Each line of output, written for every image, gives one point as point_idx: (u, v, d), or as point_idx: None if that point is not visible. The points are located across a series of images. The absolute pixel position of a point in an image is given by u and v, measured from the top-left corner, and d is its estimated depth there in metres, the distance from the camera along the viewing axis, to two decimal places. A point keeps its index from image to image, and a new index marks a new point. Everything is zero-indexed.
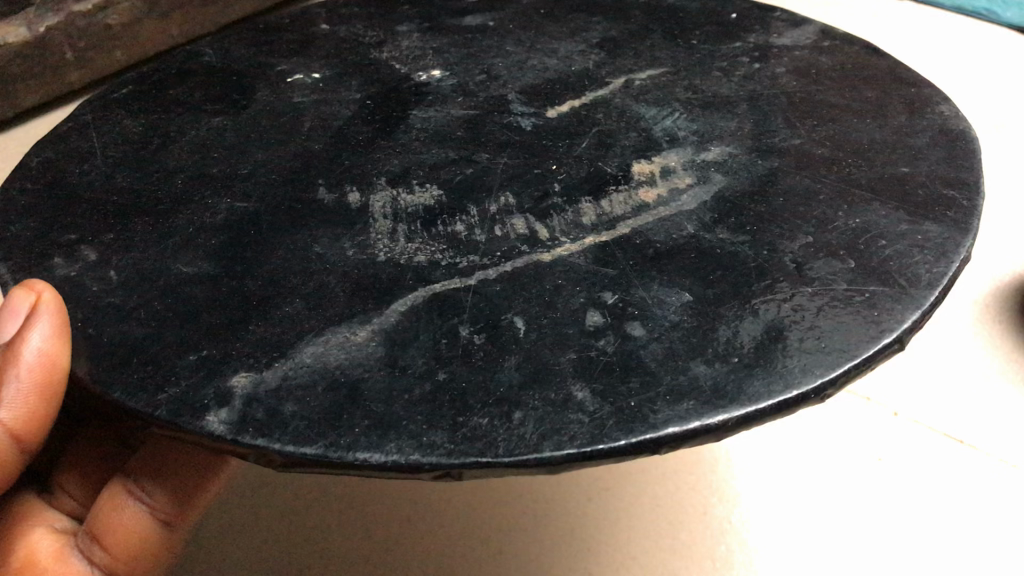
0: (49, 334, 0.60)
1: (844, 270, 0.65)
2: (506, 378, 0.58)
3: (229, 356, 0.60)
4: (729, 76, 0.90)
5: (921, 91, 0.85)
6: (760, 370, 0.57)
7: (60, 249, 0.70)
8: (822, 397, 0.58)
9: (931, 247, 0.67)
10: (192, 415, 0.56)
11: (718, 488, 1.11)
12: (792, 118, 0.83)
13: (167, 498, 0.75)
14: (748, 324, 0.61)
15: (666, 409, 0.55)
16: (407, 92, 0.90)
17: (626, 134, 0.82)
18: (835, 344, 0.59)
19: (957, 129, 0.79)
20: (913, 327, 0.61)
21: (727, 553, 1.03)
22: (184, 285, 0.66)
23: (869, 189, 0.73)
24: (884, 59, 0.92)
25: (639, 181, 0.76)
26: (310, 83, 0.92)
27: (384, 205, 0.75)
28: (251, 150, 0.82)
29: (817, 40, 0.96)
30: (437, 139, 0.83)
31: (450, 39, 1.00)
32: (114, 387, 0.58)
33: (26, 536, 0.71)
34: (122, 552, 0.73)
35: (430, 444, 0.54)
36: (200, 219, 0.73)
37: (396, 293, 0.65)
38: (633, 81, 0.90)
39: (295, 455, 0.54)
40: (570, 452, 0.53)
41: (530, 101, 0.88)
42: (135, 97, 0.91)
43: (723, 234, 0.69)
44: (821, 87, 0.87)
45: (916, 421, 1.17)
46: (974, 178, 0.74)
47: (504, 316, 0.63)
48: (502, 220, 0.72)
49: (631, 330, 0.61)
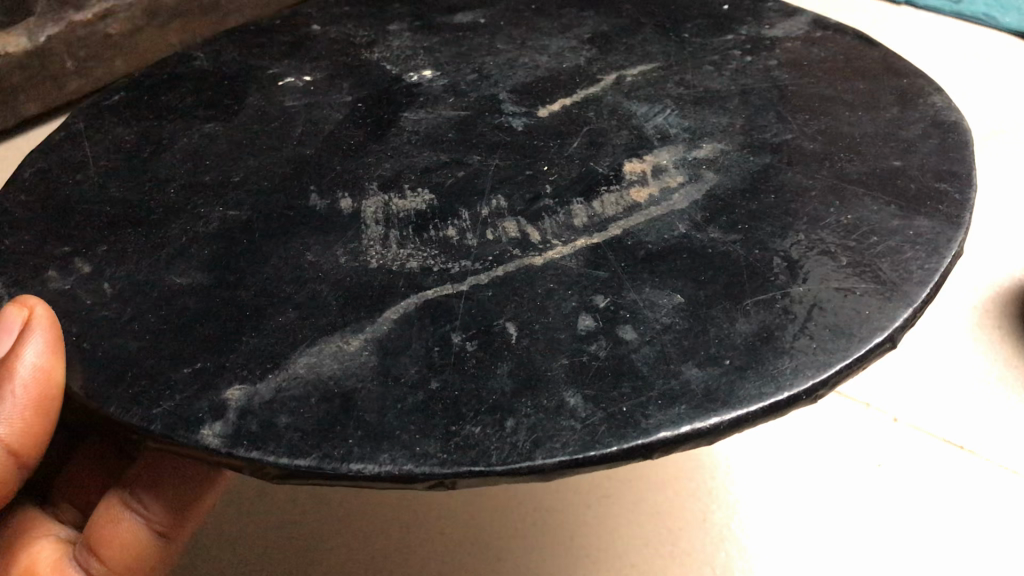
0: (43, 349, 0.60)
1: (835, 268, 0.65)
2: (498, 385, 0.58)
3: (222, 368, 0.60)
4: (721, 70, 0.90)
5: (914, 82, 0.85)
6: (752, 372, 0.58)
7: (54, 261, 0.70)
8: (814, 397, 0.58)
9: (923, 242, 0.67)
10: (187, 429, 0.56)
11: (717, 494, 1.11)
12: (784, 112, 0.82)
13: (164, 511, 0.75)
14: (739, 325, 0.61)
15: (658, 414, 0.56)
16: (398, 93, 0.90)
17: (617, 133, 0.82)
18: (825, 344, 0.59)
19: (950, 121, 0.79)
20: (904, 325, 0.61)
21: (727, 560, 1.04)
22: (178, 296, 0.66)
23: (861, 184, 0.72)
24: (877, 49, 0.91)
25: (631, 180, 0.76)
26: (301, 86, 0.92)
27: (376, 210, 0.75)
28: (243, 156, 0.82)
29: (810, 30, 0.95)
30: (429, 141, 0.83)
31: (441, 38, 0.99)
32: (110, 402, 0.58)
33: (29, 548, 0.71)
34: (120, 564, 0.73)
35: (423, 454, 0.54)
36: (193, 229, 0.73)
37: (389, 300, 0.65)
38: (625, 77, 0.90)
39: (290, 467, 0.54)
40: (561, 459, 0.54)
41: (521, 100, 0.87)
42: (128, 104, 0.90)
43: (715, 233, 0.69)
44: (813, 79, 0.87)
45: (915, 427, 1.17)
46: (966, 170, 0.73)
47: (496, 321, 0.63)
48: (494, 223, 0.72)
49: (622, 333, 0.61)
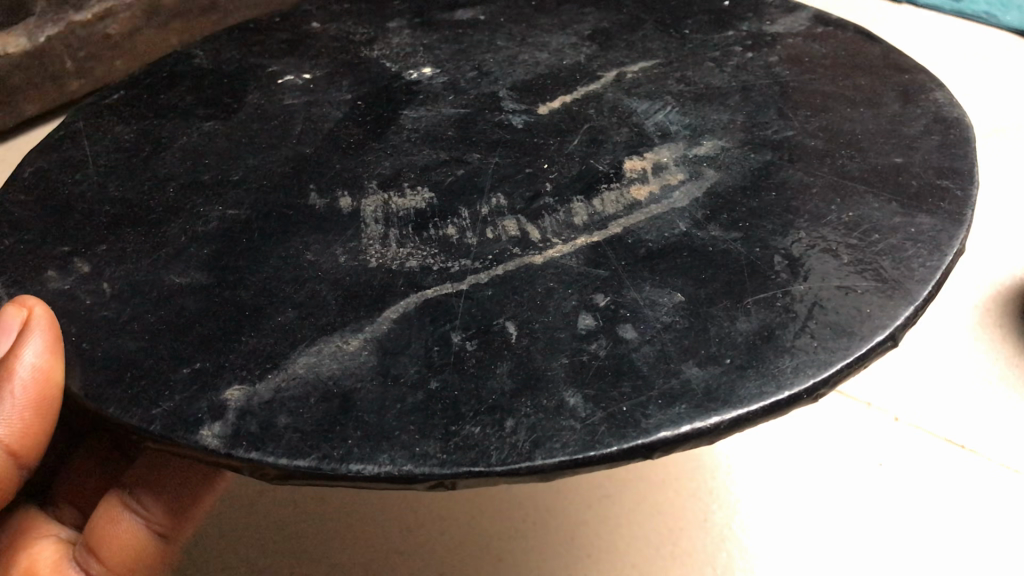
0: (42, 350, 0.60)
1: (837, 266, 0.64)
2: (498, 384, 0.58)
3: (221, 369, 0.60)
4: (722, 66, 0.89)
5: (915, 78, 0.85)
6: (753, 371, 0.57)
7: (54, 261, 0.70)
8: (815, 397, 0.58)
9: (925, 239, 0.66)
10: (186, 430, 0.56)
11: (717, 494, 1.11)
12: (785, 109, 0.82)
13: (163, 510, 0.75)
14: (740, 324, 0.61)
15: (658, 413, 0.55)
16: (398, 91, 0.90)
17: (618, 130, 0.81)
18: (827, 343, 0.59)
19: (952, 117, 0.79)
20: (906, 324, 0.61)
21: (727, 560, 1.03)
22: (177, 296, 0.66)
23: (862, 182, 0.72)
24: (878, 45, 0.91)
25: (631, 178, 0.75)
26: (300, 84, 0.92)
27: (376, 209, 0.74)
28: (243, 155, 0.82)
29: (811, 26, 0.95)
30: (428, 140, 0.82)
31: (440, 35, 0.99)
32: (109, 402, 0.58)
33: (29, 549, 0.71)
34: (119, 564, 0.73)
35: (423, 454, 0.54)
36: (192, 228, 0.73)
37: (389, 300, 0.65)
38: (625, 74, 0.89)
39: (290, 468, 0.54)
40: (561, 459, 0.53)
41: (521, 98, 0.87)
42: (128, 103, 0.90)
43: (715, 231, 0.69)
44: (814, 75, 0.86)
45: (916, 426, 1.17)
46: (968, 166, 0.73)
47: (496, 321, 0.63)
48: (494, 222, 0.72)
49: (623, 332, 0.61)
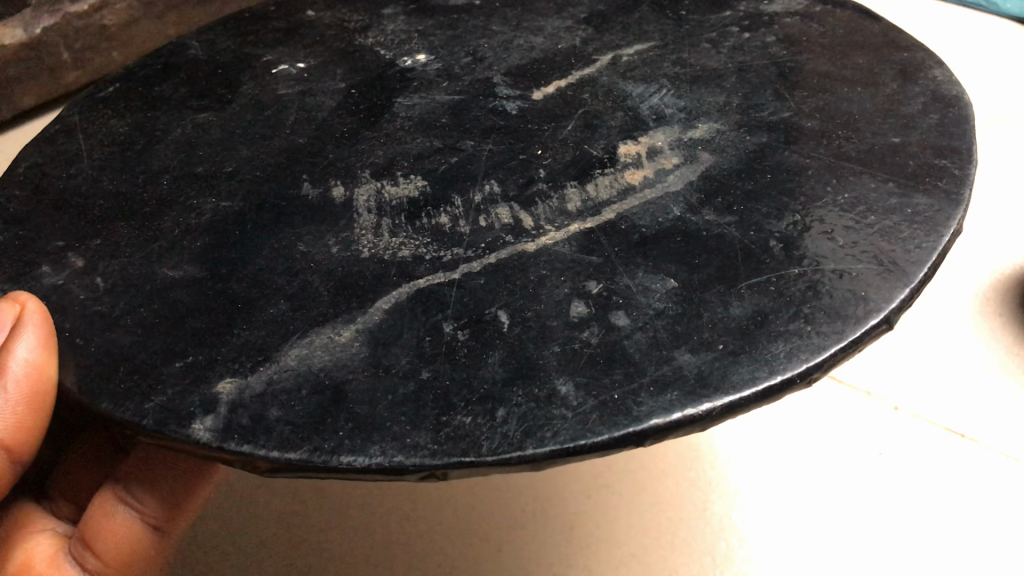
0: (35, 345, 0.60)
1: (833, 249, 0.64)
2: (489, 373, 0.58)
3: (214, 361, 0.60)
4: (718, 48, 0.88)
5: (914, 56, 0.83)
6: (746, 356, 0.57)
7: (49, 257, 0.70)
8: (809, 381, 0.57)
9: (920, 220, 0.66)
10: (179, 424, 0.56)
11: (717, 484, 1.11)
12: (782, 90, 0.81)
13: (157, 505, 0.76)
14: (733, 310, 0.60)
15: (650, 401, 0.55)
16: (392, 78, 0.89)
17: (613, 115, 0.81)
18: (823, 327, 0.58)
19: (951, 95, 0.78)
20: (901, 307, 0.60)
21: (726, 551, 1.04)
22: (170, 288, 0.66)
23: (859, 162, 0.71)
24: (877, 23, 0.90)
25: (625, 163, 0.75)
26: (295, 74, 0.91)
27: (368, 199, 0.74)
28: (236, 145, 0.81)
29: (810, 5, 0.93)
30: (423, 127, 0.82)
31: (434, 21, 0.98)
32: (103, 397, 0.58)
33: (24, 544, 0.72)
34: (115, 559, 0.74)
35: (415, 445, 0.54)
36: (186, 221, 0.73)
37: (380, 290, 0.65)
38: (620, 57, 0.89)
39: (280, 461, 0.54)
40: (551, 448, 0.53)
41: (516, 83, 0.86)
42: (122, 95, 0.90)
43: (710, 215, 0.68)
44: (813, 55, 0.85)
45: (915, 415, 1.17)
46: (966, 146, 0.72)
47: (487, 310, 0.62)
48: (487, 210, 0.71)
49: (616, 319, 0.61)
